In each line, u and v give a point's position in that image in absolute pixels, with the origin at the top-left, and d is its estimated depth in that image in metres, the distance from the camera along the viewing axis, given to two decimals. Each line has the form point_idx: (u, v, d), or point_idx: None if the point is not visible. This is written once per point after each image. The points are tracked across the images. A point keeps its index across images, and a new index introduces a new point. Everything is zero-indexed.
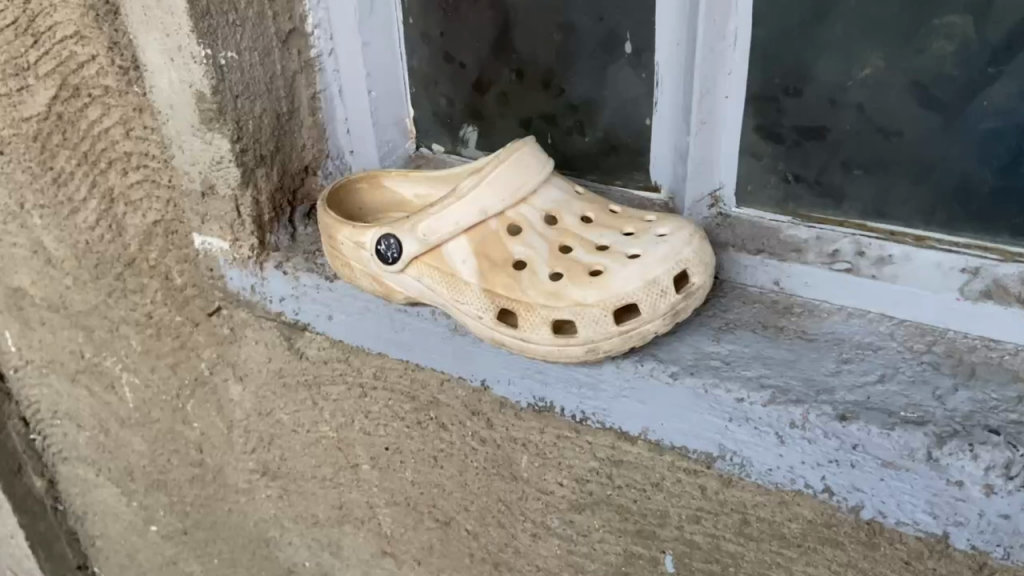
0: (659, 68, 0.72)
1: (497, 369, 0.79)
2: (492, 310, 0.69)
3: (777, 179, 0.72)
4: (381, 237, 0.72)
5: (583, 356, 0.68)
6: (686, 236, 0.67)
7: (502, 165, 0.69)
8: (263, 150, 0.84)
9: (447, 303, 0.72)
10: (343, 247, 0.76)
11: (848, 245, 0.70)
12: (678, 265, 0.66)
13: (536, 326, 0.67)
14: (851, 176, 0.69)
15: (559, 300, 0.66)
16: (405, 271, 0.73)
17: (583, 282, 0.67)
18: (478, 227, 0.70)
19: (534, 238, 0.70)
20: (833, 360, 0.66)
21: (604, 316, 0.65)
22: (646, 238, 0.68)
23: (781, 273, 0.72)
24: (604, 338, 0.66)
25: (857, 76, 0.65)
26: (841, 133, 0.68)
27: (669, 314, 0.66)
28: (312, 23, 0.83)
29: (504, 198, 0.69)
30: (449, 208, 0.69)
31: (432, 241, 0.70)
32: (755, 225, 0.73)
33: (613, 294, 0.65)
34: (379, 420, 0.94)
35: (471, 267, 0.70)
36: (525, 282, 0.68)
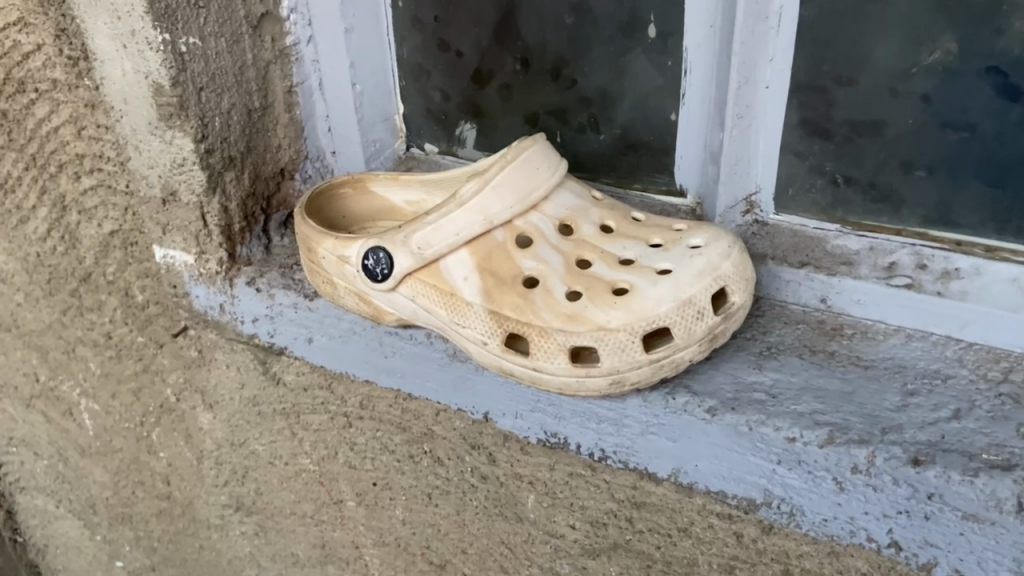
0: (686, 55, 0.64)
1: (503, 400, 0.69)
2: (499, 336, 0.59)
3: (824, 182, 0.63)
4: (368, 250, 0.62)
5: (606, 388, 0.58)
6: (724, 247, 0.58)
7: (508, 167, 0.60)
8: (233, 150, 0.73)
9: (446, 326, 0.62)
10: (325, 262, 0.66)
11: (907, 257, 0.61)
12: (716, 283, 0.56)
13: (551, 354, 0.58)
14: (911, 178, 0.60)
15: (579, 323, 0.57)
16: (397, 289, 0.63)
17: (606, 303, 0.57)
18: (481, 238, 0.60)
19: (547, 251, 0.60)
20: (896, 392, 0.57)
21: (632, 341, 0.56)
22: (676, 250, 0.59)
23: (829, 290, 0.63)
24: (632, 368, 0.57)
25: (924, 62, 0.56)
26: (902, 128, 0.59)
27: (707, 339, 0.57)
28: (288, 6, 0.73)
29: (511, 204, 0.60)
30: (448, 216, 0.59)
31: (428, 255, 0.60)
32: (797, 234, 0.64)
33: (643, 316, 0.56)
34: (366, 453, 0.83)
35: (473, 285, 0.60)
36: (538, 303, 0.58)
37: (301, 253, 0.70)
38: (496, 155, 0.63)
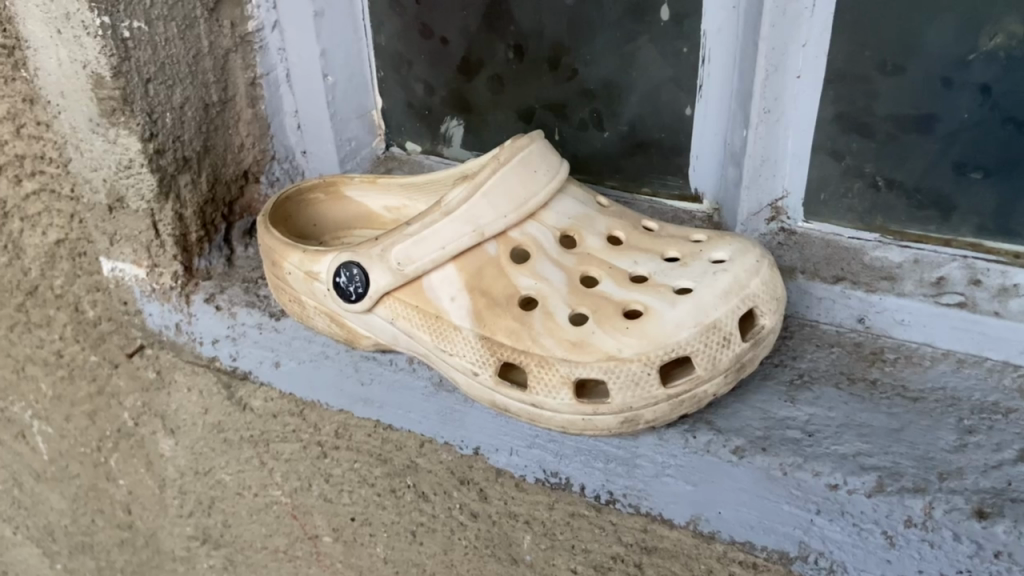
0: (704, 40, 0.56)
1: (496, 435, 0.60)
2: (492, 366, 0.51)
3: (863, 185, 0.55)
4: (340, 265, 0.54)
5: (616, 427, 0.50)
6: (752, 262, 0.50)
7: (501, 169, 0.52)
8: (187, 150, 0.65)
9: (430, 353, 0.54)
10: (292, 279, 0.58)
11: (957, 271, 0.53)
12: (744, 304, 0.48)
13: (553, 389, 0.49)
14: (964, 180, 0.52)
15: (585, 353, 0.49)
16: (373, 310, 0.54)
17: (616, 328, 0.49)
18: (471, 252, 0.52)
19: (548, 267, 0.52)
20: (952, 430, 0.50)
21: (647, 373, 0.48)
22: (696, 266, 0.51)
23: (868, 309, 0.55)
24: (647, 405, 0.49)
25: (984, 47, 0.48)
26: (955, 123, 0.51)
27: (733, 370, 0.49)
28: None
29: (505, 213, 0.52)
30: (431, 227, 0.51)
31: (410, 271, 0.52)
32: (830, 245, 0.57)
33: (660, 344, 0.48)
34: (343, 486, 0.75)
35: (462, 307, 0.52)
36: (537, 328, 0.50)
37: (266, 269, 0.61)
38: (487, 156, 0.55)
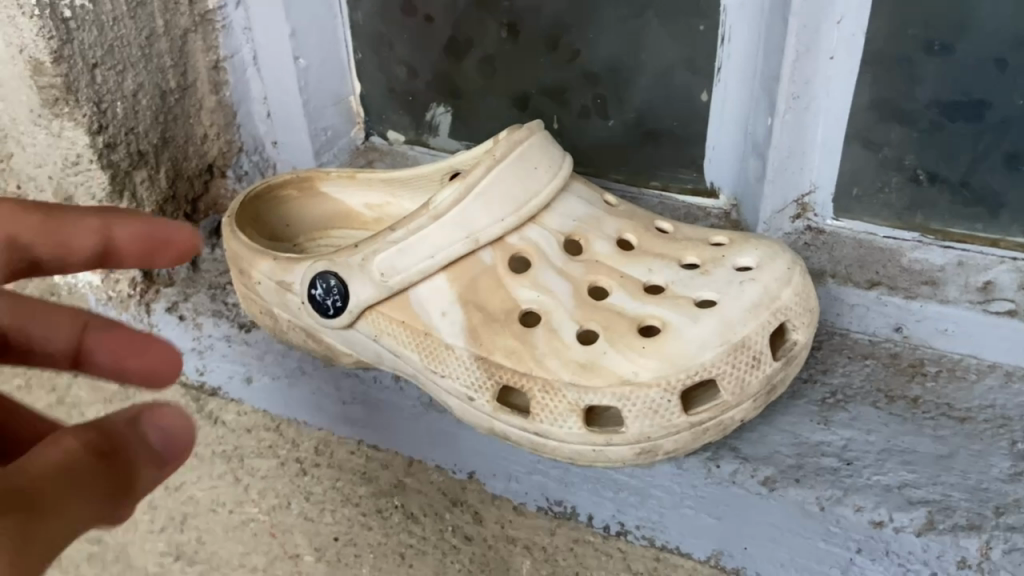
0: (724, 16, 0.49)
1: (494, 460, 0.55)
2: (490, 390, 0.45)
3: (901, 179, 0.49)
4: (315, 276, 0.47)
5: (631, 458, 0.45)
6: (782, 270, 0.44)
7: (497, 166, 0.45)
8: (143, 143, 0.57)
9: (419, 374, 0.48)
10: (261, 289, 0.51)
11: (1006, 273, 0.48)
12: (775, 318, 0.43)
13: (560, 416, 0.44)
14: (1016, 174, 0.47)
15: (596, 376, 0.43)
16: (354, 325, 0.48)
17: (631, 347, 0.43)
18: (465, 260, 0.46)
19: (551, 277, 0.46)
20: (1007, 455, 0.44)
21: (667, 401, 0.42)
22: (720, 274, 0.45)
23: (905, 316, 0.49)
24: (667, 435, 0.43)
25: None
26: (1008, 110, 0.45)
27: (764, 392, 0.43)
28: None
29: (502, 216, 0.45)
30: (418, 233, 0.45)
31: (394, 284, 0.46)
32: (862, 246, 0.51)
33: (680, 366, 0.42)
34: (324, 506, 0.63)
35: (454, 322, 0.46)
36: (540, 347, 0.44)
37: (232, 276, 0.55)
38: (484, 150, 0.48)
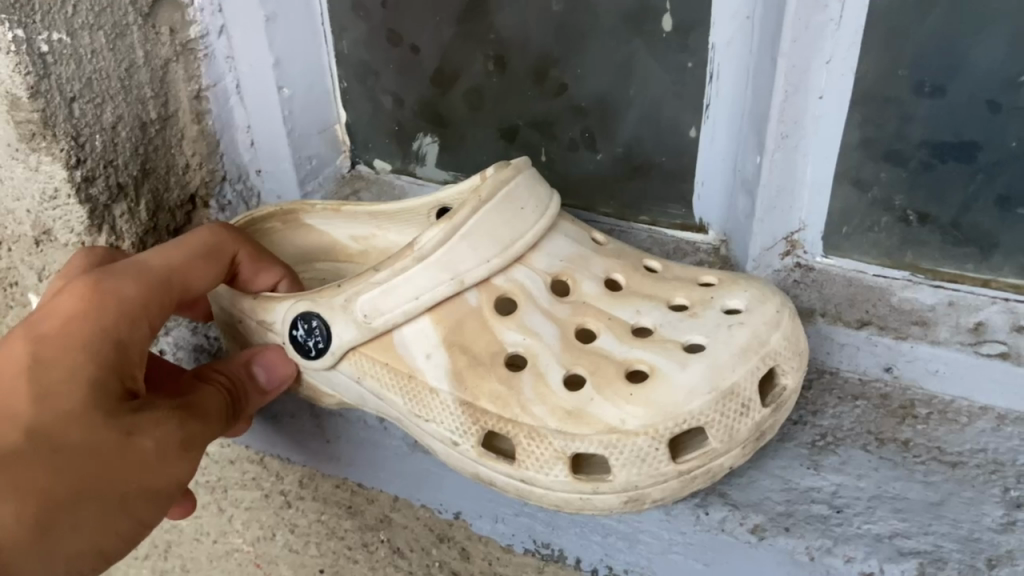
0: (712, 54, 0.49)
1: (479, 501, 0.54)
2: (475, 436, 0.44)
3: (892, 219, 0.49)
4: (297, 316, 0.46)
5: (619, 507, 0.43)
6: (772, 313, 0.43)
7: (484, 208, 0.44)
8: (123, 176, 0.56)
9: (404, 416, 0.46)
10: (243, 328, 0.50)
11: (998, 316, 0.47)
12: (763, 364, 0.41)
13: (545, 464, 0.42)
14: (1008, 216, 0.46)
15: (582, 424, 0.41)
16: (336, 367, 0.47)
17: (618, 395, 0.41)
18: (451, 301, 0.45)
19: (537, 319, 0.45)
20: (998, 503, 0.44)
21: (656, 449, 0.40)
22: (709, 317, 0.44)
23: (896, 356, 0.49)
24: (655, 483, 0.42)
25: None
26: (1000, 152, 0.45)
27: (754, 439, 0.41)
28: None
29: (488, 257, 0.44)
30: (402, 275, 0.43)
31: (379, 325, 0.44)
32: (852, 284, 0.50)
33: (669, 414, 0.40)
34: (309, 538, 0.63)
35: (438, 364, 0.44)
36: (524, 392, 0.43)
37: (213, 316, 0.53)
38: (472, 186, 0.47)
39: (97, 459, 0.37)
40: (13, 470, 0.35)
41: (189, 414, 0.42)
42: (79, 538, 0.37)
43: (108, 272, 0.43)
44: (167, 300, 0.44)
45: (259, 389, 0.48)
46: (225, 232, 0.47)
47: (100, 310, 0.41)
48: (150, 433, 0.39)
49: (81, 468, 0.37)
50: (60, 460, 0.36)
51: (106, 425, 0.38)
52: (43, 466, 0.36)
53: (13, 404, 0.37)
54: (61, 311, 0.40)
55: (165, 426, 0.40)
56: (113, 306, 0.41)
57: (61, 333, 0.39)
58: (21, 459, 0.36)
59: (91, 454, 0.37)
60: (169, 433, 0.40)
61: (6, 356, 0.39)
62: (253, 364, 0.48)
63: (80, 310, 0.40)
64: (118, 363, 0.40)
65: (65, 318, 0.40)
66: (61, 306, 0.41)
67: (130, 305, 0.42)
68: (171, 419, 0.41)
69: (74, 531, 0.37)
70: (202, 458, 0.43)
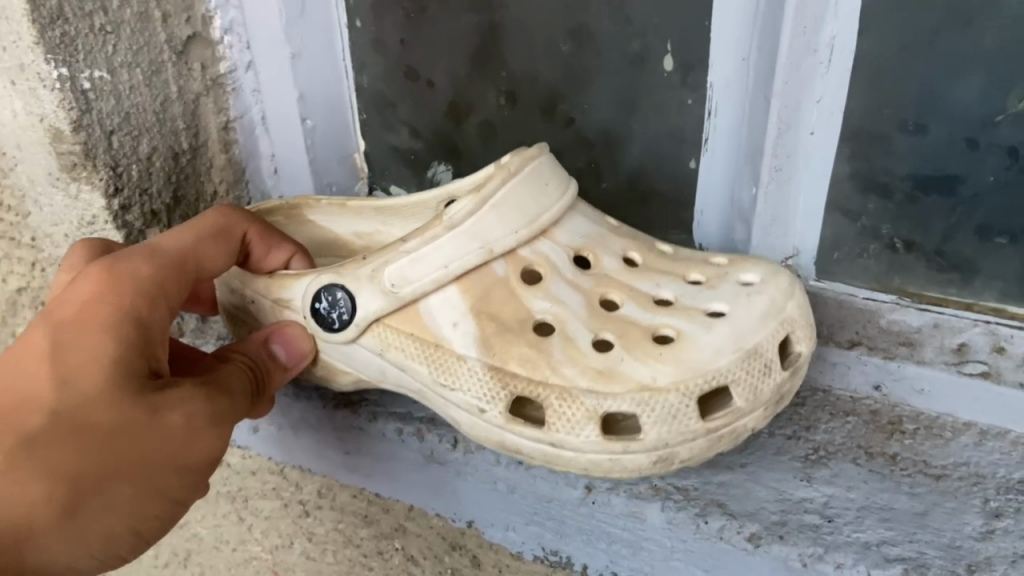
0: (710, 91, 0.52)
1: (492, 510, 0.57)
2: (503, 401, 0.45)
3: (879, 247, 0.52)
4: (321, 289, 0.47)
5: (647, 467, 0.45)
6: (785, 284, 0.46)
7: (513, 180, 0.46)
8: (157, 203, 0.60)
9: (426, 388, 0.47)
10: (256, 309, 0.51)
11: (981, 338, 0.50)
12: (782, 328, 0.44)
13: (577, 424, 0.44)
14: (989, 245, 0.49)
15: (613, 383, 0.44)
16: (358, 341, 0.47)
17: (648, 354, 0.44)
18: (477, 272, 0.46)
19: (563, 289, 0.47)
20: (978, 514, 0.47)
21: (686, 404, 0.43)
22: (725, 288, 0.47)
23: (884, 376, 0.52)
24: (684, 442, 0.43)
25: (1011, 108, 0.45)
26: (980, 186, 0.48)
27: (774, 401, 0.44)
28: (221, 26, 0.60)
29: (516, 227, 0.46)
30: (433, 243, 0.45)
31: (406, 295, 0.46)
32: (843, 307, 0.53)
33: (698, 371, 0.43)
34: (326, 546, 0.66)
35: (466, 333, 0.46)
36: (557, 355, 0.45)
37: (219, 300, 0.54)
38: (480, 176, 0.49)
39: (125, 438, 0.39)
40: (42, 453, 0.37)
41: (216, 388, 0.42)
42: (112, 518, 0.39)
43: (125, 255, 0.44)
44: (183, 278, 0.45)
45: (281, 366, 0.48)
46: (234, 213, 0.50)
47: (121, 291, 0.42)
48: (176, 408, 0.40)
49: (109, 449, 0.38)
50: (88, 443, 0.38)
51: (133, 403, 0.39)
52: (71, 449, 0.38)
53: (38, 388, 0.39)
54: (82, 294, 0.42)
55: (192, 402, 0.41)
56: (132, 286, 0.43)
57: (80, 315, 0.41)
58: (47, 441, 0.38)
59: (116, 435, 0.38)
60: (198, 407, 0.41)
61: (29, 340, 0.40)
62: (272, 342, 0.48)
63: (101, 293, 0.42)
64: (141, 341, 0.41)
65: (86, 301, 0.41)
66: (82, 290, 0.42)
67: (148, 286, 0.43)
68: (199, 393, 0.41)
69: (104, 512, 0.39)
70: (229, 433, 0.43)
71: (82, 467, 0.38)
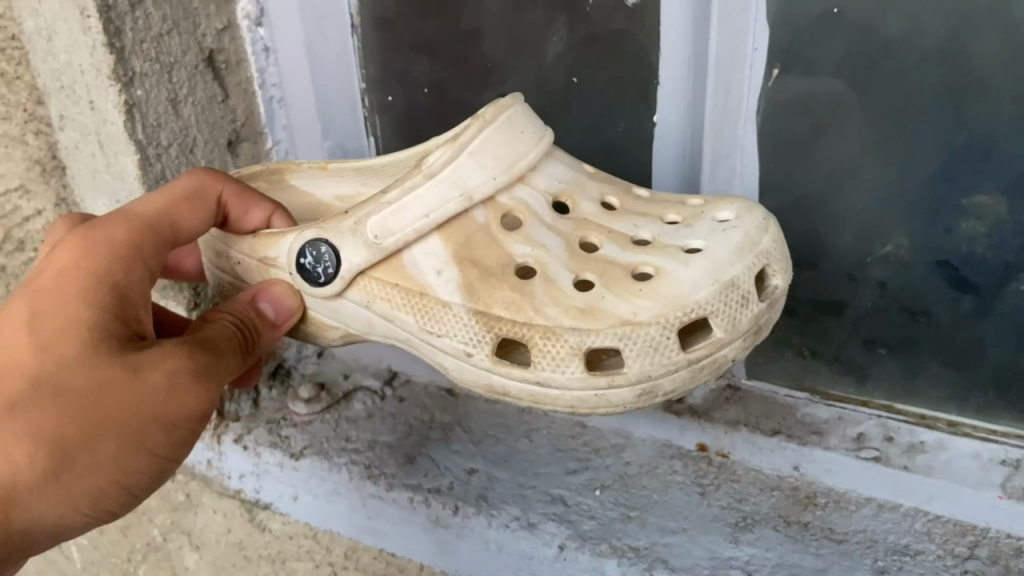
0: None
1: (490, 566, 0.68)
2: (489, 344, 0.49)
3: (792, 353, 0.66)
4: (305, 245, 0.52)
5: (631, 400, 0.49)
6: (759, 219, 0.50)
7: (489, 128, 0.50)
8: None
9: (413, 334, 0.51)
10: (241, 270, 0.56)
11: (874, 428, 0.64)
12: (759, 261, 0.48)
13: (562, 361, 0.48)
14: (873, 354, 0.63)
15: (597, 320, 0.48)
16: (346, 294, 0.52)
17: (628, 292, 0.48)
18: (459, 221, 0.51)
19: (543, 233, 0.51)
20: (868, 570, 0.58)
21: (666, 337, 0.47)
22: (702, 225, 0.51)
23: (801, 458, 0.64)
24: (666, 373, 0.48)
25: (878, 253, 0.59)
26: (862, 310, 0.62)
27: (752, 332, 0.48)
28: (278, 156, 0.77)
29: (494, 174, 0.50)
30: (414, 192, 0.50)
31: (389, 245, 0.50)
32: (768, 400, 0.67)
33: (678, 303, 0.47)
34: None
35: (450, 279, 0.50)
36: (539, 296, 0.49)
37: (207, 262, 0.59)
38: (455, 130, 0.52)
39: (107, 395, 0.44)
40: (27, 416, 0.43)
41: (198, 347, 0.48)
42: (100, 476, 0.45)
43: (100, 223, 0.49)
44: (157, 240, 0.51)
45: (270, 323, 0.53)
46: (208, 176, 0.54)
47: (97, 258, 0.48)
48: (158, 366, 0.46)
49: (91, 408, 0.44)
50: (72, 404, 0.44)
51: (112, 366, 0.45)
52: (52, 411, 0.43)
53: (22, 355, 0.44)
54: (59, 263, 0.47)
55: (172, 359, 0.46)
56: (106, 252, 0.48)
57: (58, 284, 0.46)
58: (34, 403, 0.43)
59: (98, 395, 0.44)
60: (181, 365, 0.47)
61: (11, 311, 0.45)
62: (260, 301, 0.53)
63: (79, 261, 0.47)
64: (113, 305, 0.47)
65: (62, 269, 0.47)
66: (59, 259, 0.47)
67: (121, 253, 0.48)
68: (179, 352, 0.47)
69: (91, 468, 0.45)
70: (215, 389, 0.49)
71: (66, 428, 0.43)
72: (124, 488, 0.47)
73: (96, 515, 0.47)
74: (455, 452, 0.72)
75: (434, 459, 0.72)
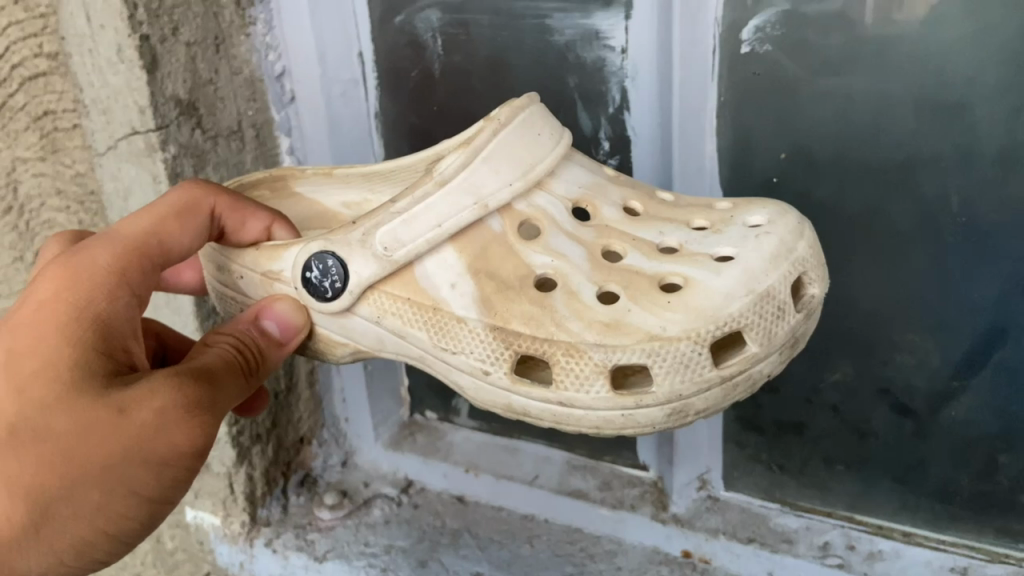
0: None
1: None
2: (508, 362, 0.50)
3: (762, 468, 0.74)
4: (311, 258, 0.52)
5: (662, 420, 0.50)
6: (794, 224, 0.50)
7: (502, 131, 0.51)
8: (260, 427, 0.82)
9: (428, 348, 0.53)
10: (244, 284, 0.57)
11: (837, 537, 0.71)
12: (794, 269, 0.48)
13: (586, 380, 0.48)
14: (833, 470, 0.71)
15: (619, 334, 0.48)
16: (356, 308, 0.53)
17: (656, 303, 0.48)
18: (474, 231, 0.52)
19: (562, 243, 0.52)
20: None
21: (698, 353, 0.47)
22: (732, 231, 0.51)
23: (774, 564, 0.71)
24: (696, 392, 0.48)
25: (829, 379, 0.68)
26: (819, 430, 0.70)
27: (786, 344, 0.49)
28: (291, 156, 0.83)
29: (510, 181, 0.51)
30: (425, 201, 0.50)
31: (401, 256, 0.51)
32: (745, 511, 0.74)
33: (708, 317, 0.47)
34: None
35: (467, 293, 0.51)
36: (560, 310, 0.49)
37: (209, 275, 0.60)
38: (467, 136, 0.53)
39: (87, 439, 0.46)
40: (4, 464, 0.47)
41: (192, 375, 0.49)
42: (80, 521, 0.48)
43: (84, 250, 0.52)
44: (139, 263, 0.53)
45: (275, 342, 0.53)
46: (201, 189, 0.56)
47: (76, 287, 0.50)
48: (145, 404, 0.47)
49: (70, 453, 0.46)
50: (51, 448, 0.47)
51: (93, 404, 0.46)
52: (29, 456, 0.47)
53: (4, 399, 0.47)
54: (41, 295, 0.50)
55: (160, 396, 0.47)
56: (87, 284, 0.50)
57: (37, 315, 0.49)
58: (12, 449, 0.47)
59: (76, 439, 0.46)
60: (169, 401, 0.48)
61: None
62: (264, 319, 0.54)
63: (60, 294, 0.50)
64: (90, 339, 0.49)
65: (43, 303, 0.49)
66: (41, 292, 0.50)
67: (98, 281, 0.51)
68: (168, 385, 0.48)
69: (73, 515, 0.48)
70: (212, 420, 0.49)
71: (45, 478, 0.47)
72: (111, 534, 0.50)
73: (86, 560, 0.51)
74: (464, 557, 0.80)
75: (444, 563, 0.80)
